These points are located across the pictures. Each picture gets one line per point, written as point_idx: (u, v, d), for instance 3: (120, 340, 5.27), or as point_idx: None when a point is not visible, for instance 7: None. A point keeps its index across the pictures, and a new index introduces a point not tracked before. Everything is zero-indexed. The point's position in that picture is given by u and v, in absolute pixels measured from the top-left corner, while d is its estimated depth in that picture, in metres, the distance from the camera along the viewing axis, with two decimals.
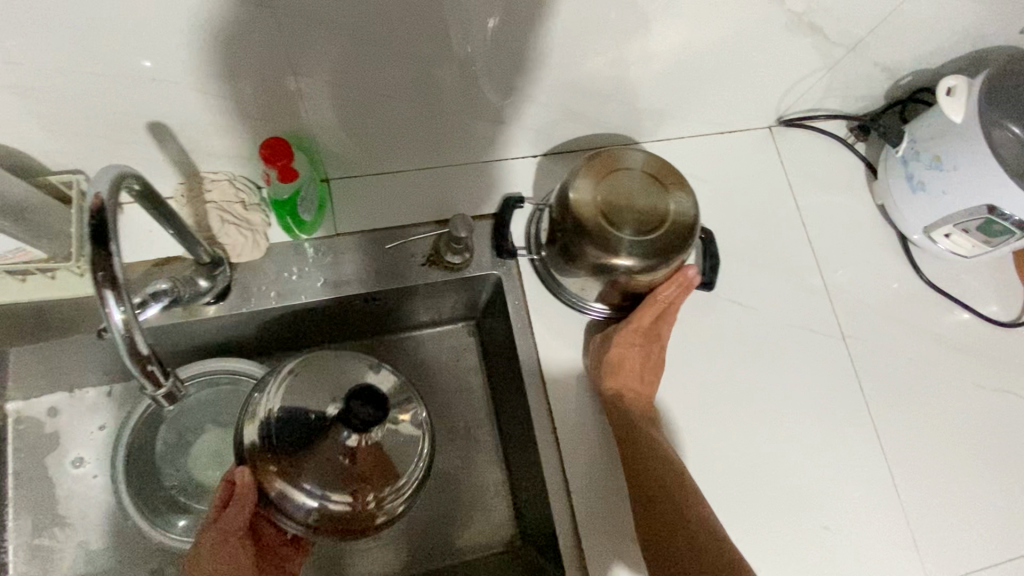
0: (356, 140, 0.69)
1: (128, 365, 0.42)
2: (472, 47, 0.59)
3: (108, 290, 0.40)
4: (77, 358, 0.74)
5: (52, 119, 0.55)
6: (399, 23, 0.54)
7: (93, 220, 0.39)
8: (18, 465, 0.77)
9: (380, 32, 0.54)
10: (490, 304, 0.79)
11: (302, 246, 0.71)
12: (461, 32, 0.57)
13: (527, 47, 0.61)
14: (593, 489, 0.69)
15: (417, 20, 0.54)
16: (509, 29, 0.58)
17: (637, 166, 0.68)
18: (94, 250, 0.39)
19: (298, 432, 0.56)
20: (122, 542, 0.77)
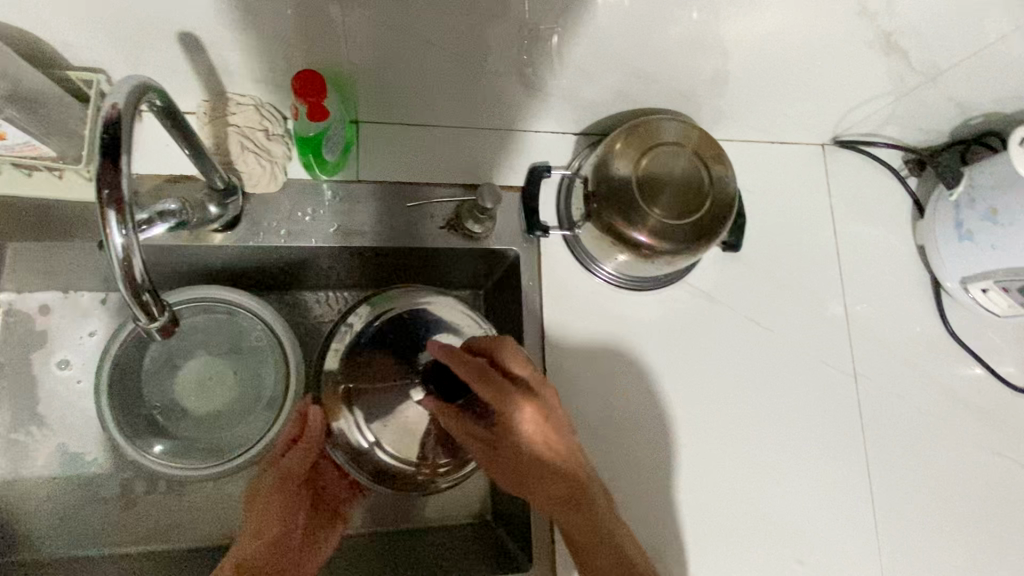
0: (394, 86, 0.65)
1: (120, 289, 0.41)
2: (533, 8, 0.55)
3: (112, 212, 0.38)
4: (73, 263, 0.71)
5: (77, 10, 0.52)
6: None
7: (106, 128, 0.37)
8: (3, 357, 0.76)
9: None
10: (502, 279, 0.76)
11: (321, 188, 0.68)
12: None
13: (591, 18, 0.56)
14: None
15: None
16: None
17: (674, 140, 0.66)
18: (103, 160, 0.38)
19: (370, 383, 0.63)
20: (98, 451, 0.76)
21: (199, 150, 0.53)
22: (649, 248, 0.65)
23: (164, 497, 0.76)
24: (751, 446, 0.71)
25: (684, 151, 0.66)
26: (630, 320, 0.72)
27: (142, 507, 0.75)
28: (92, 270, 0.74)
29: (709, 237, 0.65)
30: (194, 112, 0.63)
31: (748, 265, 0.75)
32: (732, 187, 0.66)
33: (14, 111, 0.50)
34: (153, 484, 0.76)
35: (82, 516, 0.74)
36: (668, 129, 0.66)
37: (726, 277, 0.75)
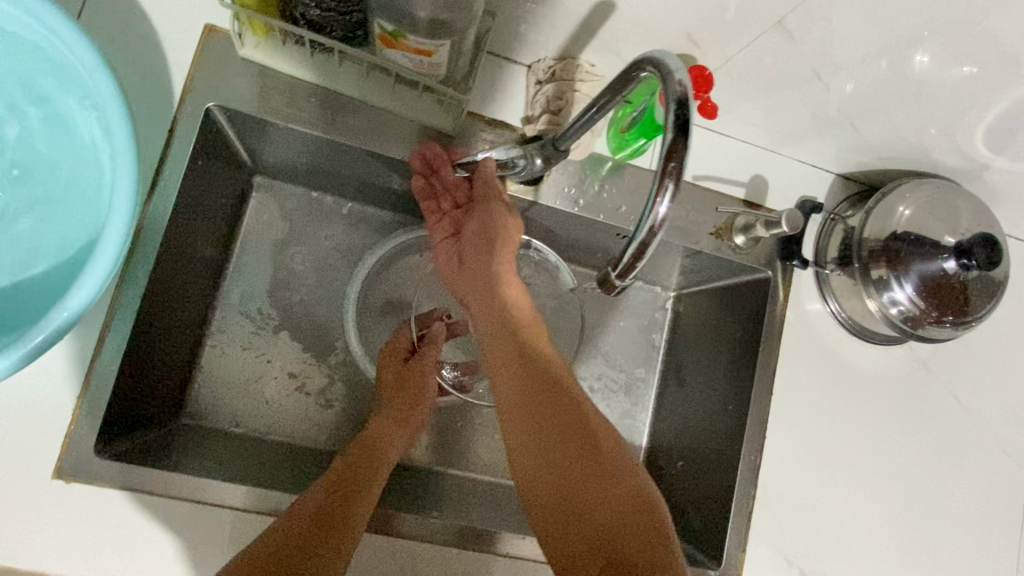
0: (729, 95, 0.67)
1: (629, 247, 0.41)
2: (940, 61, 0.57)
3: (672, 180, 0.38)
4: (349, 168, 0.72)
5: None
6: (921, 9, 0.52)
7: (680, 108, 0.37)
8: (247, 236, 0.77)
9: (893, 9, 0.52)
10: (729, 294, 0.79)
11: (617, 168, 0.70)
12: (953, 41, 0.55)
13: (978, 87, 0.59)
14: (776, 505, 0.71)
15: (930, 11, 0.52)
16: (991, 62, 0.56)
17: (933, 201, 0.68)
18: (670, 135, 0.38)
19: (890, 242, 0.68)
20: (310, 349, 0.77)
21: (585, 120, 0.52)
22: (919, 285, 0.67)
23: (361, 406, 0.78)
24: (911, 522, 0.74)
25: (968, 235, 0.67)
26: (849, 367, 0.76)
27: (340, 410, 0.77)
28: (357, 181, 0.75)
29: (962, 297, 0.67)
30: (536, 67, 0.65)
31: (965, 347, 0.78)
32: (1003, 276, 0.69)
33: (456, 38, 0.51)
34: (353, 392, 0.78)
35: (285, 405, 0.75)
36: (935, 207, 0.68)
37: (942, 351, 0.78)
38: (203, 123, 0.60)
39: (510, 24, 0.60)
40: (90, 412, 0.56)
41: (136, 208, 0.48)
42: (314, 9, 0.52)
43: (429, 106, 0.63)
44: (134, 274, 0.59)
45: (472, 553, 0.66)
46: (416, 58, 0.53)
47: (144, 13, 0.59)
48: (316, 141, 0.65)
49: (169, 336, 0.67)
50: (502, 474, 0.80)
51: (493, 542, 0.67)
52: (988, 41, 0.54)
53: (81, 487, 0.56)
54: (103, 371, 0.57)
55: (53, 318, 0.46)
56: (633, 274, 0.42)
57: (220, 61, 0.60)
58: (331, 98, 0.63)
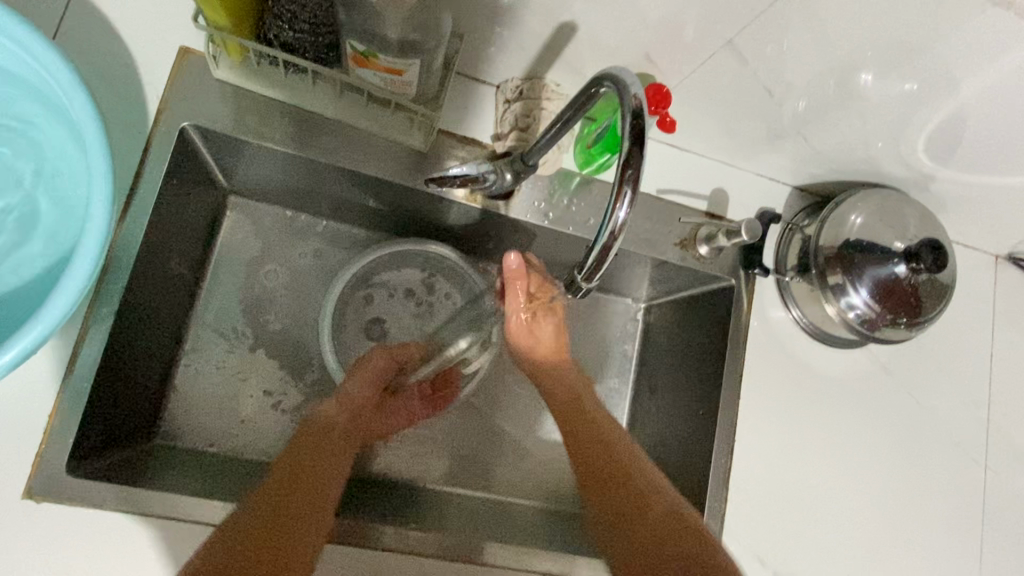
0: (688, 112, 0.70)
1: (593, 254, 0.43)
2: (879, 79, 0.61)
3: (630, 187, 0.40)
4: (321, 187, 0.73)
5: None
6: (858, 32, 0.56)
7: (637, 120, 0.40)
8: (221, 255, 0.77)
9: (832, 32, 0.56)
10: (696, 304, 0.82)
11: (585, 182, 0.72)
12: (889, 61, 0.59)
13: (915, 103, 0.63)
14: (748, 506, 0.73)
15: (870, 32, 0.56)
16: (925, 81, 0.60)
17: (882, 210, 0.72)
18: (629, 146, 0.40)
19: (844, 249, 0.71)
20: (285, 367, 0.77)
21: (551, 135, 0.55)
22: (873, 289, 0.70)
23: None
24: (876, 518, 0.76)
25: (915, 240, 0.70)
26: (812, 370, 0.79)
27: None
28: (331, 199, 0.76)
29: (913, 299, 0.71)
30: (503, 86, 0.67)
31: (920, 349, 0.82)
32: (950, 279, 0.73)
33: (425, 58, 0.54)
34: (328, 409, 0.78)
35: (259, 423, 0.74)
36: (885, 215, 0.72)
37: (899, 353, 0.81)
38: (177, 143, 0.61)
39: (478, 45, 0.63)
40: (63, 431, 0.56)
41: (112, 224, 0.48)
42: (288, 31, 0.54)
43: (401, 123, 0.65)
44: (108, 291, 0.59)
45: (457, 562, 0.66)
46: (387, 77, 0.55)
47: (119, 35, 0.60)
48: (290, 159, 0.66)
49: (143, 355, 0.67)
50: (485, 487, 0.81)
51: (477, 550, 0.67)
52: (924, 60, 0.58)
53: (52, 508, 0.55)
54: (76, 389, 0.57)
55: (25, 334, 0.45)
56: (600, 279, 0.44)
57: (195, 82, 0.62)
58: (305, 117, 0.65)
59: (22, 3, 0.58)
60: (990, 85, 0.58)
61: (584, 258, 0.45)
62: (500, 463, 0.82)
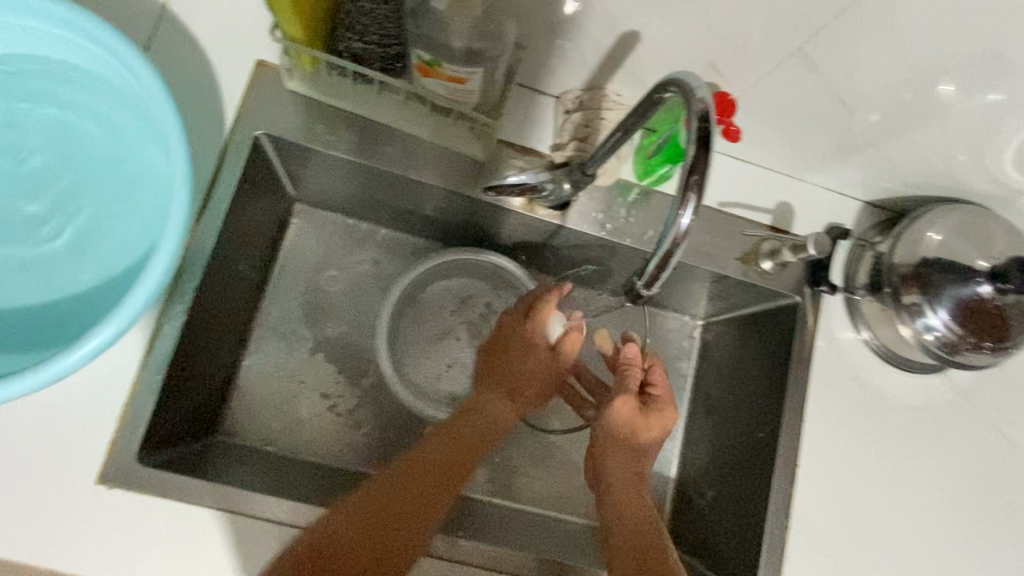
0: (753, 123, 0.68)
1: (652, 260, 0.42)
2: (962, 89, 0.58)
3: (694, 192, 0.39)
4: (383, 197, 0.75)
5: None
6: (940, 40, 0.53)
7: (703, 121, 0.39)
8: (286, 259, 0.80)
9: (911, 41, 0.54)
10: (757, 322, 0.79)
11: (644, 195, 0.71)
12: (975, 71, 0.56)
13: (1004, 114, 0.59)
14: (811, 536, 0.69)
15: (951, 39, 0.53)
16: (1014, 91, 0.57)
17: (963, 227, 0.68)
18: (694, 150, 0.39)
19: (920, 268, 0.67)
20: (341, 370, 0.79)
21: (610, 145, 0.54)
22: (952, 311, 0.66)
23: (388, 427, 0.78)
24: (954, 558, 0.71)
25: (1001, 259, 0.66)
26: (882, 395, 0.74)
27: (367, 431, 0.78)
28: (391, 207, 0.78)
29: (997, 323, 0.66)
30: (565, 95, 0.67)
31: (1005, 378, 0.76)
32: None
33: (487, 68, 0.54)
34: (380, 414, 0.79)
35: (314, 424, 0.76)
36: (967, 232, 0.67)
37: (981, 382, 0.76)
38: (251, 151, 0.64)
39: (539, 56, 0.63)
40: (133, 423, 0.58)
41: (189, 222, 0.51)
42: (357, 42, 0.56)
43: (462, 134, 0.66)
44: (181, 291, 0.62)
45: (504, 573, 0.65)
46: (450, 86, 0.56)
47: (201, 48, 0.64)
48: (353, 166, 0.68)
49: (211, 353, 0.69)
50: (532, 501, 0.80)
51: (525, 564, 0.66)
52: (1012, 69, 0.54)
53: (121, 494, 0.57)
54: (148, 384, 0.59)
55: (102, 328, 0.48)
56: (660, 288, 0.43)
57: (268, 93, 0.65)
58: (370, 127, 0.67)
59: (116, 18, 0.63)
60: None
61: (643, 264, 0.43)
62: (546, 478, 0.81)
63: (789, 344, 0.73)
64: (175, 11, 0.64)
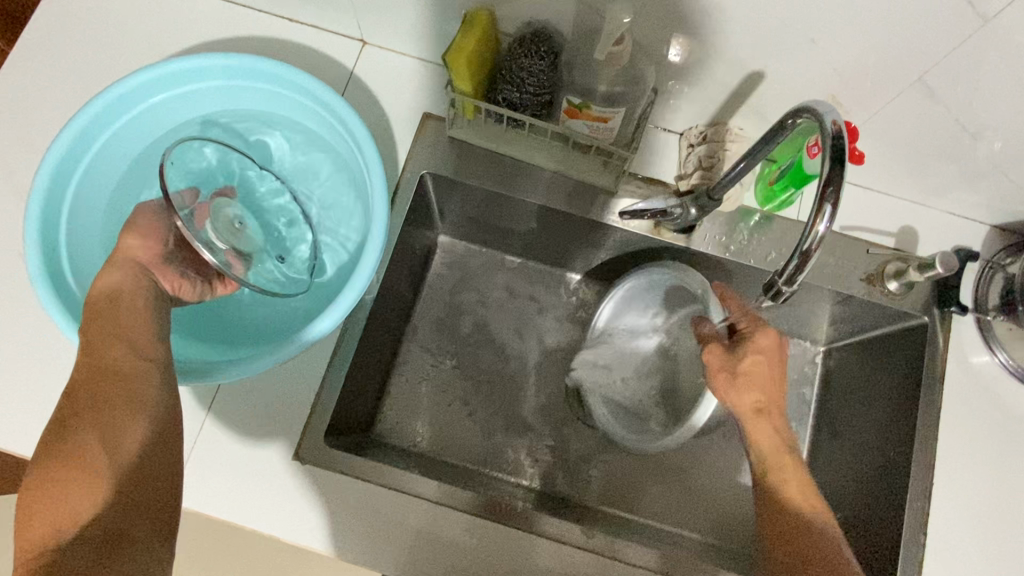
0: (873, 151, 0.72)
1: (789, 262, 0.47)
2: None
3: (831, 202, 0.45)
4: (520, 226, 0.84)
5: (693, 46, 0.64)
6: None
7: (837, 139, 0.45)
8: (431, 282, 0.91)
9: None
10: (880, 343, 0.80)
11: (765, 220, 0.77)
12: None
13: None
14: (950, 557, 0.69)
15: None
16: None
17: None
18: (829, 164, 0.45)
19: None
20: (478, 381, 0.87)
21: (741, 169, 0.60)
22: None
23: (522, 435, 0.85)
24: None
25: None
26: (1020, 419, 0.73)
27: (504, 437, 0.85)
28: (524, 237, 0.87)
29: None
30: (689, 131, 0.75)
31: None
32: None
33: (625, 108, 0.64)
34: (515, 422, 0.86)
35: (456, 429, 0.84)
36: None
37: None
38: (417, 187, 0.76)
39: (667, 97, 0.72)
40: (322, 412, 0.69)
41: (386, 235, 0.63)
42: (515, 93, 0.66)
43: (598, 167, 0.74)
44: (360, 304, 0.73)
45: (598, 557, 0.68)
46: (592, 124, 0.65)
47: (379, 103, 0.78)
48: (500, 199, 0.79)
49: (375, 359, 0.80)
50: (650, 514, 0.83)
51: (617, 549, 0.68)
52: None
53: (310, 471, 0.67)
54: (333, 381, 0.70)
55: (326, 317, 0.62)
56: (795, 288, 0.48)
57: (432, 139, 0.77)
58: (515, 164, 0.77)
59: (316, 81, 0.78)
60: None
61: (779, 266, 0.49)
62: (666, 496, 0.84)
63: (918, 364, 0.74)
64: (361, 75, 0.78)
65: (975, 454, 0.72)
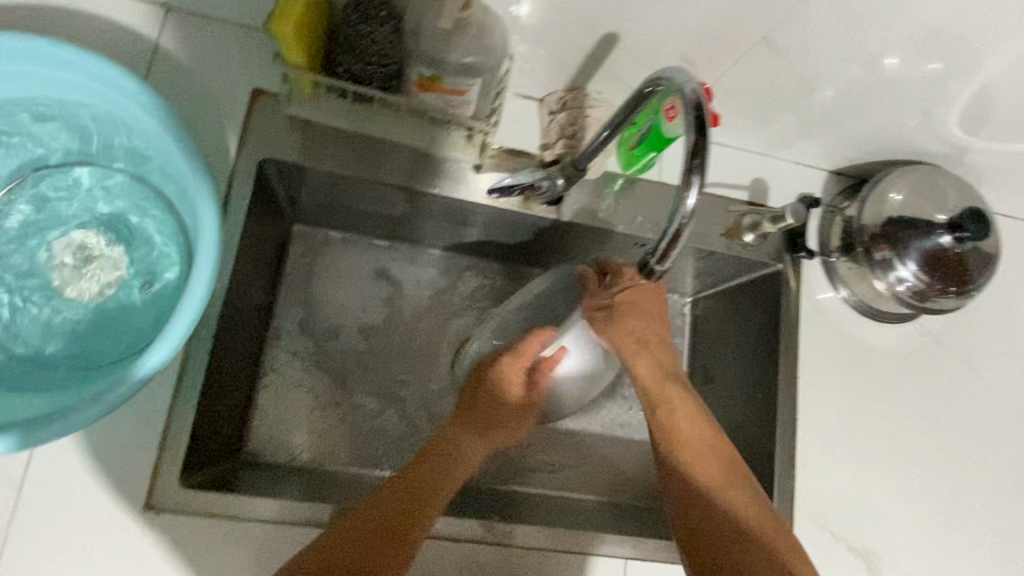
0: (725, 107, 0.74)
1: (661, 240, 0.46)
2: (909, 64, 0.65)
3: (697, 175, 0.44)
4: (383, 208, 0.77)
5: (545, 6, 0.60)
6: (890, 19, 0.59)
7: (699, 110, 0.44)
8: (289, 277, 0.82)
9: (862, 23, 0.60)
10: (742, 290, 0.84)
11: (629, 183, 0.76)
12: (920, 47, 0.62)
13: (948, 83, 0.66)
14: (814, 480, 0.75)
15: (900, 16, 0.59)
16: (954, 63, 0.64)
17: (919, 185, 0.75)
18: (694, 136, 0.44)
19: (888, 227, 0.74)
20: (356, 381, 0.81)
21: (606, 136, 0.58)
22: (922, 263, 0.72)
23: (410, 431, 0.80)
24: (939, 485, 0.78)
25: (956, 210, 0.73)
26: (863, 347, 0.80)
27: (391, 436, 0.80)
28: (388, 219, 0.80)
29: (962, 270, 0.72)
30: (549, 97, 0.72)
31: (968, 319, 0.84)
32: (995, 247, 0.74)
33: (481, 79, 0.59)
34: (402, 418, 0.81)
35: (335, 434, 0.78)
36: (923, 191, 0.74)
37: (949, 325, 0.83)
38: (257, 176, 0.67)
39: (524, 60, 0.68)
40: (174, 452, 0.60)
41: (220, 244, 0.54)
42: (357, 63, 0.58)
43: (459, 143, 0.69)
44: (205, 321, 0.64)
45: (496, 547, 0.66)
46: (448, 97, 0.60)
47: (196, 79, 0.66)
48: (355, 185, 0.72)
49: (234, 372, 0.71)
50: (545, 486, 0.82)
51: (520, 536, 0.67)
52: (952, 41, 0.61)
53: (168, 519, 0.59)
54: (184, 413, 0.61)
55: (132, 373, 0.50)
56: (669, 266, 0.48)
57: (267, 120, 0.67)
58: (367, 144, 0.70)
59: (111, 55, 0.64)
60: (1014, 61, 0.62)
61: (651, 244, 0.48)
62: (560, 465, 0.84)
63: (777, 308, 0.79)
64: (168, 46, 0.66)
65: (829, 384, 0.78)
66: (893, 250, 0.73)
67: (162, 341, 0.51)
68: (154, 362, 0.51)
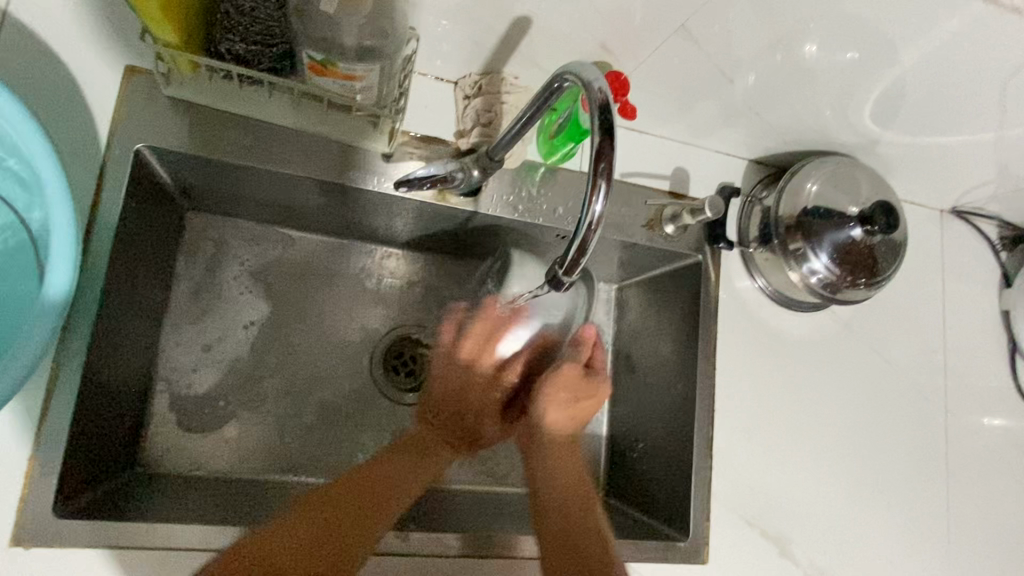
0: (645, 95, 0.72)
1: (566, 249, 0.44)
2: (822, 56, 0.64)
3: (603, 180, 0.43)
4: (290, 195, 0.70)
5: None
6: (804, 12, 0.58)
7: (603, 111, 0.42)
8: (184, 269, 0.73)
9: (776, 15, 0.59)
10: (665, 279, 0.84)
11: (549, 172, 0.73)
12: (832, 40, 0.62)
13: (859, 76, 0.66)
14: (729, 467, 0.77)
15: (815, 9, 0.58)
16: (864, 58, 0.63)
17: (835, 177, 0.75)
18: (599, 137, 0.42)
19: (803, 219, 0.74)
20: (265, 384, 0.73)
21: (518, 128, 0.54)
22: (834, 255, 0.73)
23: (328, 437, 0.74)
24: (845, 466, 0.81)
25: (868, 203, 0.74)
26: (777, 334, 0.82)
27: (306, 443, 0.73)
28: (297, 205, 0.72)
29: (871, 262, 0.74)
30: (465, 81, 0.68)
31: (876, 304, 0.86)
32: (902, 238, 0.76)
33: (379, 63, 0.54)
34: (320, 421, 0.74)
35: (245, 441, 0.71)
36: (836, 183, 0.75)
37: (858, 311, 0.85)
38: (134, 165, 0.60)
39: (433, 41, 0.63)
40: (46, 478, 0.54)
41: (78, 253, 0.48)
42: (240, 43, 0.53)
43: (367, 131, 0.64)
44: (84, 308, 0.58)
45: (414, 557, 0.65)
46: (344, 84, 0.55)
47: (57, 53, 0.58)
48: (253, 172, 0.65)
49: (120, 382, 0.64)
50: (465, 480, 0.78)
51: (439, 544, 0.65)
52: (863, 36, 0.60)
53: (43, 550, 0.54)
54: (55, 431, 0.55)
55: None
56: (575, 276, 0.45)
57: (143, 103, 0.60)
58: (263, 130, 0.63)
59: None
60: (921, 59, 0.62)
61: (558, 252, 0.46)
62: None
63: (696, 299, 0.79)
64: (21, 15, 0.58)
65: (745, 373, 0.79)
66: (807, 242, 0.74)
67: (59, 260, 0.47)
68: (63, 278, 0.47)
